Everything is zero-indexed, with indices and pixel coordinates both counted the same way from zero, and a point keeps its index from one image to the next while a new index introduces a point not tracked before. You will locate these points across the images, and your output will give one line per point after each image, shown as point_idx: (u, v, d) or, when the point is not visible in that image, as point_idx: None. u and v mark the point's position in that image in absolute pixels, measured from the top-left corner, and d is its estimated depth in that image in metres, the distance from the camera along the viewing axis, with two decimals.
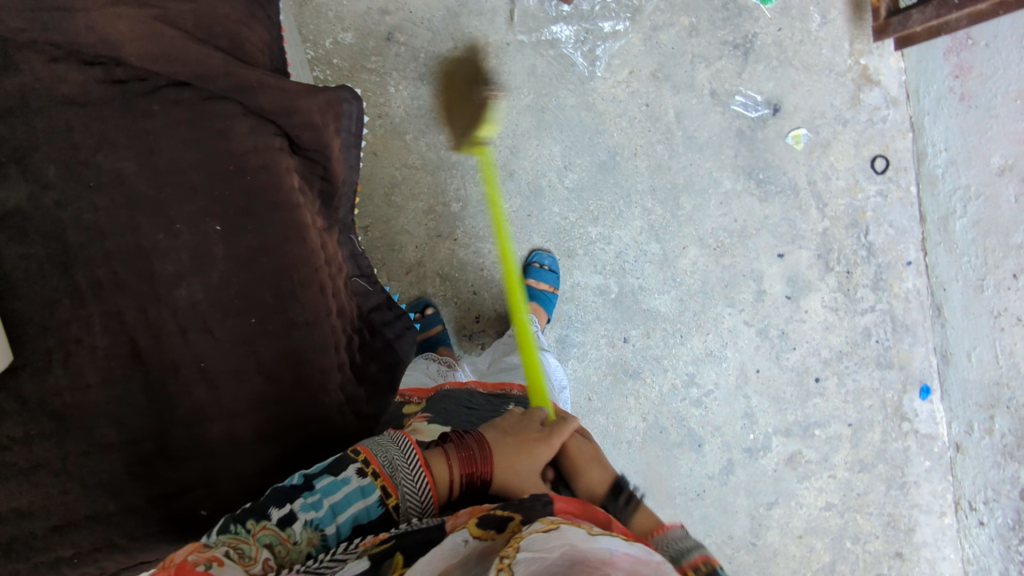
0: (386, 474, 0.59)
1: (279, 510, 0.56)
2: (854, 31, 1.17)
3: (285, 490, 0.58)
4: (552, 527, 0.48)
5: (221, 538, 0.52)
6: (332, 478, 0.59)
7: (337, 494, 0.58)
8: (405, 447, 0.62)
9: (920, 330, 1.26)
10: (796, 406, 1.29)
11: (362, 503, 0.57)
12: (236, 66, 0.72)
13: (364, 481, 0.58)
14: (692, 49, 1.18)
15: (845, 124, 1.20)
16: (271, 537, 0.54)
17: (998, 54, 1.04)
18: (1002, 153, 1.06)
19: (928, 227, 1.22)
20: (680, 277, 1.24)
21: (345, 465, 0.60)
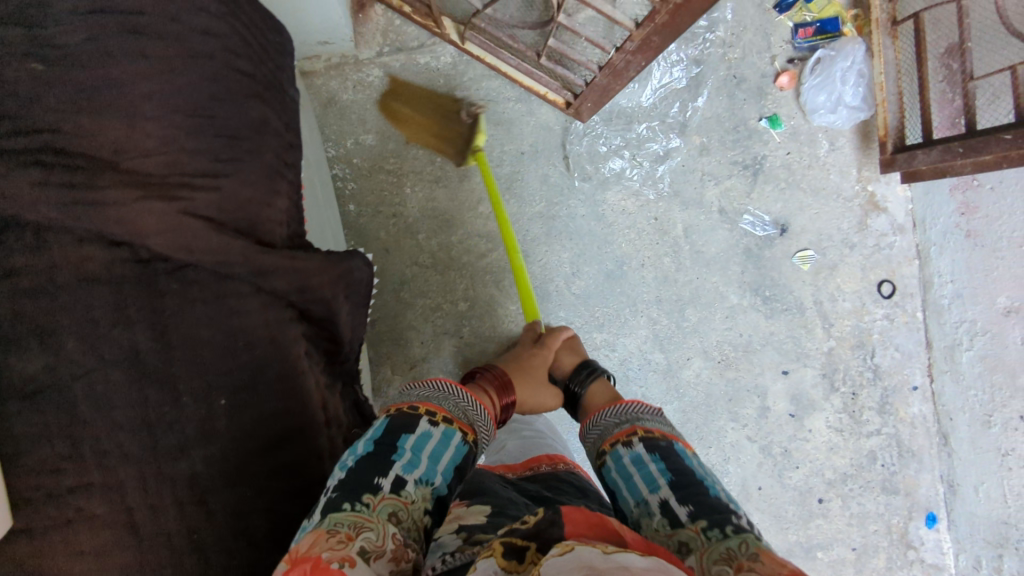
0: (459, 420, 0.73)
1: (386, 480, 0.61)
2: (862, 160, 1.18)
3: (372, 457, 0.63)
4: (568, 548, 0.47)
5: (347, 521, 0.56)
6: (416, 436, 0.67)
7: (423, 447, 0.66)
8: (461, 396, 0.78)
9: (927, 457, 1.24)
10: (798, 526, 1.27)
11: (449, 449, 0.69)
12: (255, 253, 0.73)
13: (443, 428, 0.70)
14: (702, 167, 1.20)
15: (851, 248, 1.20)
16: (392, 505, 0.60)
17: (1003, 199, 1.06)
18: (1008, 296, 1.06)
19: (934, 354, 1.20)
20: (683, 388, 1.24)
21: (415, 421, 0.69)
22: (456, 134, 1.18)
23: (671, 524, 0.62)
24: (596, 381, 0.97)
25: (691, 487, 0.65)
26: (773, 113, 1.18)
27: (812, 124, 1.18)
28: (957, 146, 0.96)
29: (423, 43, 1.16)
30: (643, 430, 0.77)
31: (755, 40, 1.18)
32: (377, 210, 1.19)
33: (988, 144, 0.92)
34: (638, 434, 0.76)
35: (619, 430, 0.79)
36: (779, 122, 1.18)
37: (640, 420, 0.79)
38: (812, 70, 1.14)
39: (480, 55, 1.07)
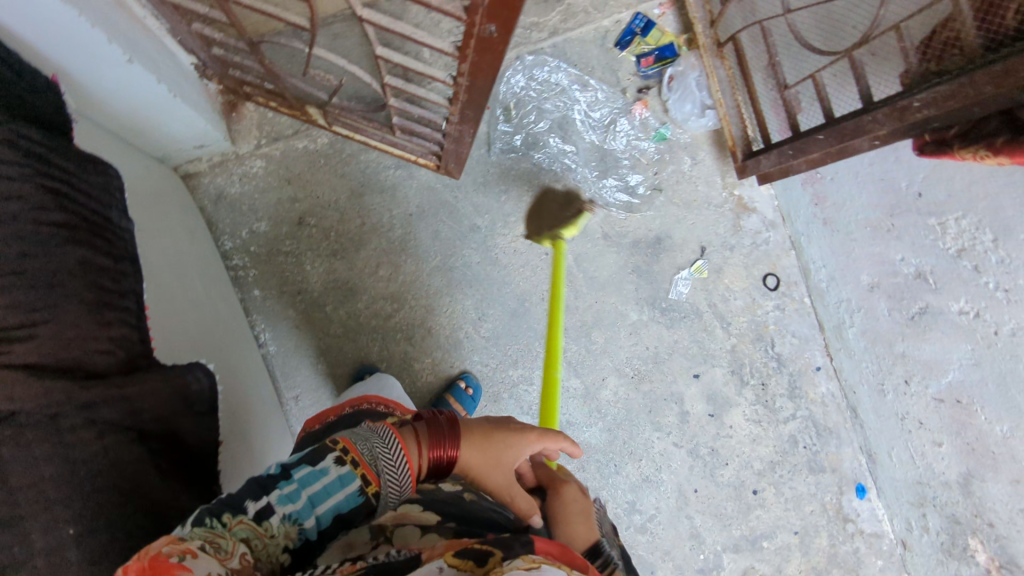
0: (368, 465, 0.60)
1: (255, 504, 0.55)
2: (722, 168, 1.26)
3: (258, 481, 0.57)
4: (532, 565, 0.47)
5: (198, 534, 0.50)
6: (312, 468, 0.59)
7: (315, 485, 0.58)
8: (386, 437, 0.64)
9: (843, 431, 1.31)
10: (740, 521, 1.31)
11: (340, 493, 0.58)
12: (81, 388, 0.60)
13: (345, 470, 0.59)
14: (581, 200, 1.26)
15: (732, 250, 1.28)
16: (248, 532, 0.53)
17: (842, 186, 1.17)
18: (869, 273, 1.14)
19: (827, 335, 1.28)
20: (604, 408, 1.30)
21: (325, 455, 0.60)
22: (552, 216, 1.24)
23: None
24: None
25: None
26: (660, 127, 1.26)
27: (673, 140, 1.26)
28: (788, 149, 1.04)
29: (297, 129, 1.23)
30: None
31: (604, 76, 1.25)
32: (283, 292, 1.24)
33: (808, 145, 0.99)
34: None
35: None
36: (666, 135, 1.26)
37: None
38: (669, 87, 1.23)
39: (345, 133, 1.12)
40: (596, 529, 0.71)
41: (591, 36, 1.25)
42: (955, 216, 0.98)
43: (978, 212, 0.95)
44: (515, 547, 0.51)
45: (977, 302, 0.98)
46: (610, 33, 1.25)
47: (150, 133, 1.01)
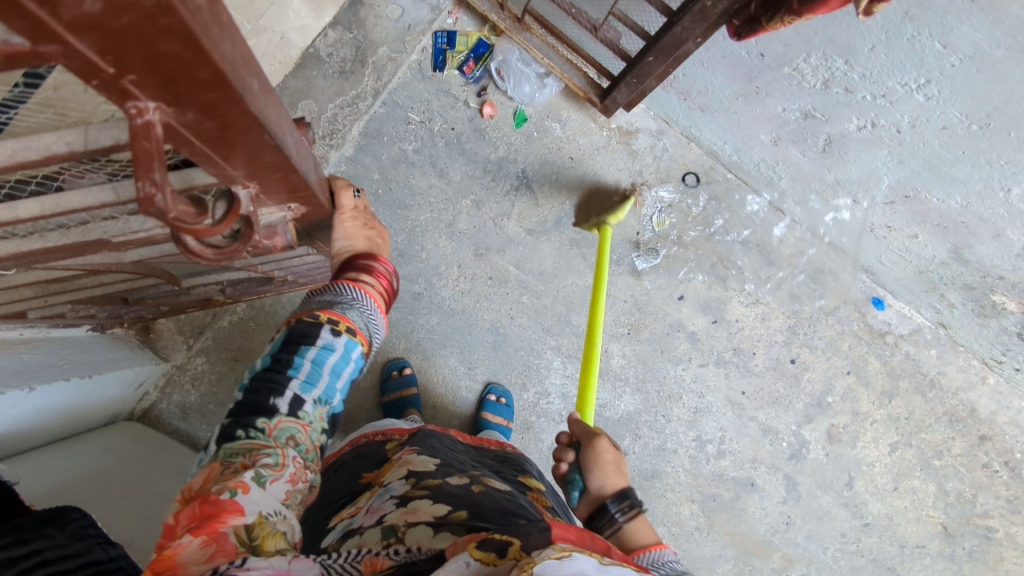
0: (360, 334, 0.77)
1: (285, 404, 0.68)
2: (591, 113, 1.28)
3: (276, 370, 0.70)
4: (564, 552, 0.47)
5: (244, 453, 0.62)
6: (320, 348, 0.72)
7: (328, 362, 0.73)
8: (362, 305, 0.78)
9: (833, 263, 1.33)
10: (796, 394, 1.33)
11: (350, 363, 0.76)
12: None
13: (347, 345, 0.75)
14: (490, 215, 1.27)
15: (642, 175, 1.30)
16: (290, 429, 0.67)
17: (694, 78, 1.16)
18: (765, 131, 1.16)
19: (767, 195, 1.31)
20: (623, 374, 1.31)
21: (320, 330, 0.73)
22: (595, 210, 1.28)
23: None
24: (637, 517, 0.75)
25: None
26: (516, 110, 1.27)
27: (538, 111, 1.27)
28: (631, 78, 1.07)
29: (214, 311, 1.22)
30: None
31: (443, 101, 1.26)
32: None
33: (644, 72, 1.04)
34: None
35: None
36: (525, 115, 1.27)
37: None
38: (501, 78, 1.25)
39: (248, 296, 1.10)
40: (624, 474, 0.82)
41: (410, 75, 1.25)
42: (801, 59, 0.96)
43: (819, 49, 0.93)
44: (535, 534, 0.50)
45: (867, 116, 0.99)
46: (423, 62, 1.26)
47: (90, 408, 1.01)
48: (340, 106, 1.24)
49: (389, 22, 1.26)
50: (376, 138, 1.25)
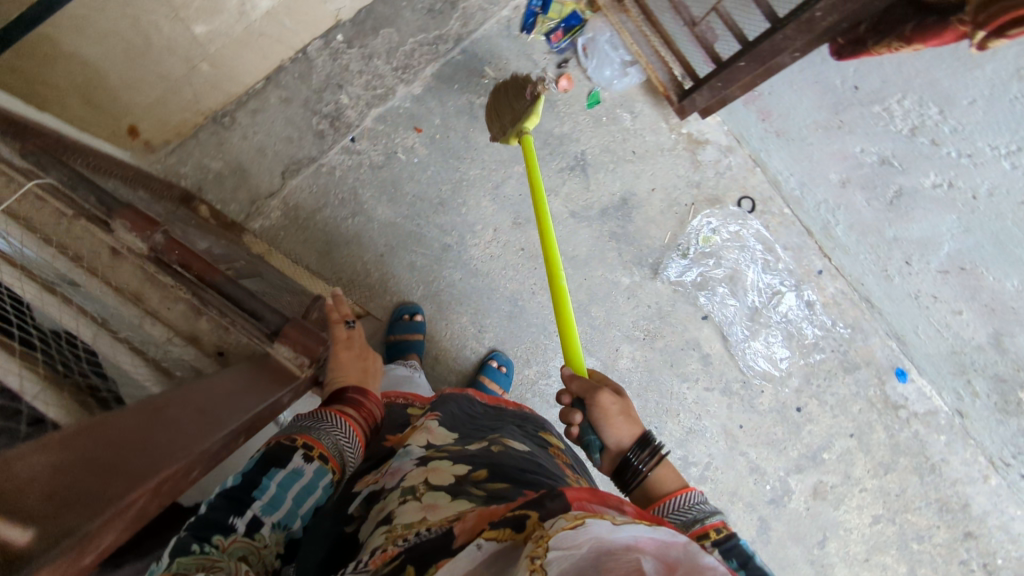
0: (335, 459, 0.72)
1: (241, 520, 0.60)
2: (664, 112, 1.26)
3: (234, 494, 0.62)
4: (578, 522, 0.47)
5: (198, 562, 0.53)
6: (286, 472, 0.66)
7: (293, 487, 0.66)
8: (344, 429, 0.75)
9: (865, 324, 1.29)
10: (793, 441, 1.31)
11: (319, 485, 0.69)
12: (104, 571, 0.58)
13: (316, 467, 0.69)
14: (537, 188, 1.26)
15: (698, 186, 1.28)
16: (244, 549, 0.58)
17: (778, 99, 1.16)
18: (835, 171, 1.15)
19: (818, 238, 1.27)
20: (627, 377, 1.29)
21: (293, 457, 0.68)
22: (509, 111, 1.13)
23: None
24: (661, 464, 0.76)
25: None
26: (591, 91, 1.25)
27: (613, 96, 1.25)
28: (716, 82, 1.05)
29: (248, 211, 1.22)
30: (714, 529, 0.67)
31: (521, 64, 1.25)
32: None
33: (733, 76, 1.01)
34: (710, 536, 0.66)
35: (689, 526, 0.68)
36: (599, 97, 1.25)
37: (707, 517, 0.68)
38: (586, 56, 1.24)
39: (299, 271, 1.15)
40: (635, 419, 0.80)
41: (496, 30, 1.24)
42: (896, 98, 0.99)
43: (917, 90, 0.97)
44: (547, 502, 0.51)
45: (946, 174, 1.01)
46: (512, 20, 1.24)
47: None
48: (420, 42, 1.22)
49: None
50: (446, 83, 1.24)
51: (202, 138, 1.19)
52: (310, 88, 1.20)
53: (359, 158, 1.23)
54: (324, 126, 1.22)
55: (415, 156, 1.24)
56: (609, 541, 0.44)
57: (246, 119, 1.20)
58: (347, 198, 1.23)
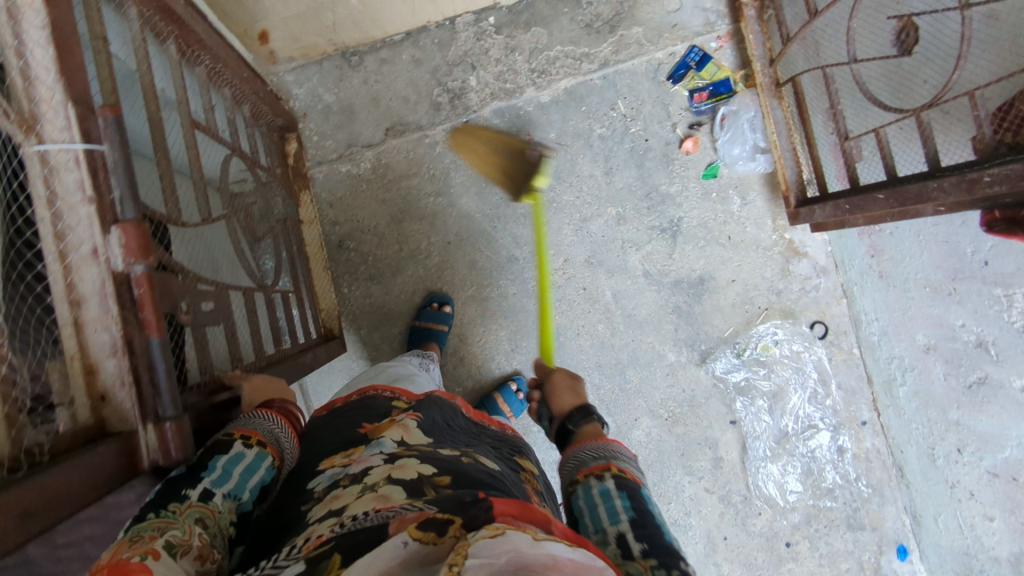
0: (272, 444, 0.63)
1: (194, 489, 0.53)
2: (774, 210, 1.21)
3: (176, 473, 0.54)
4: (498, 532, 0.41)
5: (147, 528, 0.47)
6: (227, 454, 0.58)
7: (237, 466, 0.58)
8: (272, 418, 0.66)
9: (888, 489, 1.22)
10: (770, 573, 1.26)
11: (262, 467, 0.60)
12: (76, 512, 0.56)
13: (254, 450, 0.60)
14: (622, 236, 1.23)
15: (778, 294, 1.23)
16: (201, 513, 0.51)
17: (901, 243, 1.14)
18: (924, 334, 1.13)
19: (876, 389, 1.21)
20: (635, 449, 1.27)
21: (228, 444, 0.59)
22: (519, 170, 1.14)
23: (621, 559, 0.53)
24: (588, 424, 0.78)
25: (650, 529, 0.56)
26: (712, 162, 1.20)
27: (732, 175, 1.21)
28: (845, 202, 0.95)
29: (342, 153, 1.21)
30: (618, 469, 0.66)
31: (654, 110, 1.20)
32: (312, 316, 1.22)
33: (865, 203, 0.90)
34: (612, 472, 0.65)
35: (595, 463, 0.68)
36: (717, 171, 1.21)
37: (617, 459, 0.68)
38: (721, 127, 1.19)
39: (313, 261, 1.12)
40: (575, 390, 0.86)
41: (643, 69, 1.20)
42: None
43: None
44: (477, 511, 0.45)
45: None
46: (663, 65, 1.20)
47: None
48: (566, 54, 1.19)
49: (660, 11, 1.19)
50: (575, 102, 1.20)
51: (325, 68, 1.20)
52: (444, 59, 1.19)
53: (464, 142, 1.21)
54: (442, 99, 1.20)
55: (518, 161, 1.21)
56: (528, 558, 0.39)
57: (371, 65, 1.20)
58: (438, 176, 1.21)
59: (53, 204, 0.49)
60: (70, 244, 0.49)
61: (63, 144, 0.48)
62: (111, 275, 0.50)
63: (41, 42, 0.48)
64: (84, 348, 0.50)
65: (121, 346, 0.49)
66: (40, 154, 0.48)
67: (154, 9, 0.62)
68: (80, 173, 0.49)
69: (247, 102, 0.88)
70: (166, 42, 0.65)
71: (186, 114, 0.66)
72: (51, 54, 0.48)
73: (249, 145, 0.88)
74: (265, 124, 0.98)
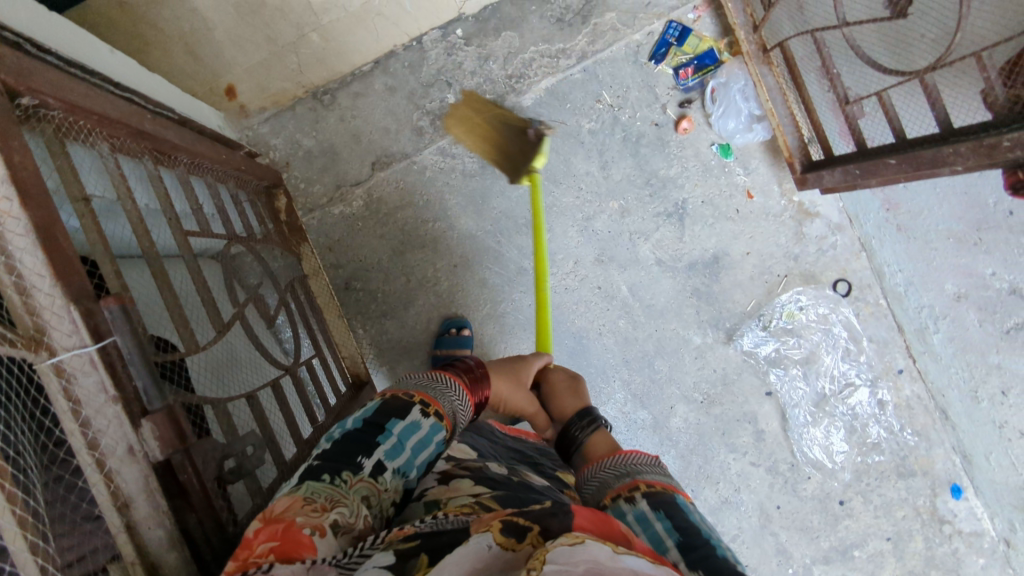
0: (448, 418, 0.61)
1: (368, 460, 0.53)
2: (780, 175, 1.17)
3: (357, 435, 0.55)
4: (578, 540, 0.41)
5: (324, 493, 0.48)
6: (406, 422, 0.57)
7: (411, 439, 0.57)
8: (459, 393, 0.66)
9: (933, 433, 1.20)
10: (828, 533, 1.24)
11: (433, 441, 0.59)
12: None
13: (432, 421, 0.59)
14: (629, 228, 1.20)
15: (796, 259, 1.20)
16: (367, 490, 0.51)
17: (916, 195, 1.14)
18: (953, 283, 1.14)
19: (908, 336, 1.19)
20: (675, 436, 1.26)
21: (408, 408, 0.59)
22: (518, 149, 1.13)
23: None
24: (597, 431, 0.75)
25: (700, 550, 0.51)
26: (724, 141, 1.17)
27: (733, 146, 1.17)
28: (854, 168, 0.92)
29: (331, 195, 1.19)
30: (646, 484, 0.60)
31: (641, 95, 1.16)
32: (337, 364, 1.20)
33: (878, 167, 0.87)
34: (641, 489, 0.59)
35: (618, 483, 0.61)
36: (732, 150, 1.17)
37: (641, 473, 0.61)
38: (712, 100, 1.15)
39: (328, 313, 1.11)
40: (583, 395, 0.84)
41: (623, 54, 1.15)
42: None
43: None
44: (556, 518, 0.46)
45: None
46: (643, 47, 1.15)
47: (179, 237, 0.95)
48: (541, 53, 1.16)
49: None
50: (559, 101, 1.17)
51: (298, 113, 1.18)
52: (417, 80, 1.16)
53: (453, 161, 1.18)
54: (424, 122, 1.17)
55: None
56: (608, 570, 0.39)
57: (345, 102, 1.17)
58: (433, 200, 1.19)
59: (79, 414, 0.48)
60: (106, 449, 0.48)
61: (76, 349, 0.47)
62: (151, 467, 0.50)
63: (27, 248, 0.46)
64: (144, 552, 0.48)
65: (177, 537, 0.49)
66: (54, 364, 0.47)
67: (124, 134, 0.61)
68: (99, 373, 0.48)
69: (229, 178, 0.86)
70: (143, 158, 0.64)
71: (177, 226, 0.65)
72: (40, 258, 0.46)
73: (243, 225, 0.87)
74: (251, 192, 0.96)
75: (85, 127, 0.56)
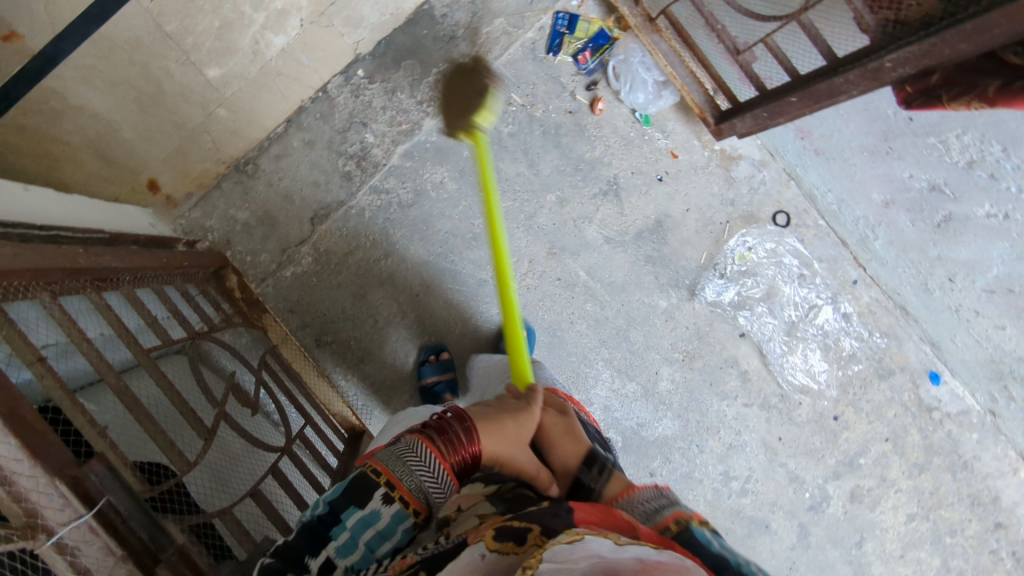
0: (415, 500, 0.59)
1: (314, 559, 0.55)
2: (696, 129, 1.23)
3: (314, 528, 0.57)
4: (576, 537, 0.44)
5: None
6: (364, 511, 0.57)
7: (366, 532, 0.57)
8: (428, 462, 0.60)
9: (901, 330, 1.27)
10: (831, 450, 1.30)
11: (396, 533, 0.57)
12: None
13: (395, 509, 0.58)
14: (571, 215, 1.23)
15: (733, 204, 1.25)
16: None
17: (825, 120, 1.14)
18: (879, 192, 1.13)
19: (854, 249, 1.26)
20: (668, 399, 1.28)
21: (370, 493, 0.58)
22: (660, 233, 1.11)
23: None
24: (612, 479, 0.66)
25: None
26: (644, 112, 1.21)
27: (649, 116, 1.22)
28: (761, 111, 0.98)
29: (280, 260, 1.20)
30: (672, 521, 0.56)
31: (548, 88, 1.21)
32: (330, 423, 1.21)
33: (780, 108, 0.93)
34: (669, 530, 0.55)
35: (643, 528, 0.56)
36: (650, 118, 1.22)
37: (664, 509, 0.57)
38: (616, 77, 1.19)
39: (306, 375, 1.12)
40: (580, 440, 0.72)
41: (521, 54, 1.20)
42: (957, 133, 0.94)
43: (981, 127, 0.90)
44: (556, 518, 0.49)
45: None
46: (537, 42, 1.20)
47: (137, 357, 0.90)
48: (444, 73, 1.20)
49: None
50: None
51: (225, 189, 1.21)
52: (333, 129, 1.20)
53: (388, 197, 1.20)
54: (350, 166, 1.20)
55: (445, 191, 1.21)
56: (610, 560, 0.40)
57: (269, 166, 1.20)
58: (379, 238, 1.20)
59: None
60: None
61: (73, 521, 0.49)
62: None
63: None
64: None
65: None
66: (56, 543, 0.47)
67: (59, 277, 0.61)
68: (100, 538, 0.50)
69: (175, 278, 0.87)
70: (86, 291, 0.65)
71: (137, 347, 0.67)
72: (15, 441, 0.47)
73: (200, 317, 0.89)
74: (201, 284, 0.98)
75: (19, 284, 0.56)
